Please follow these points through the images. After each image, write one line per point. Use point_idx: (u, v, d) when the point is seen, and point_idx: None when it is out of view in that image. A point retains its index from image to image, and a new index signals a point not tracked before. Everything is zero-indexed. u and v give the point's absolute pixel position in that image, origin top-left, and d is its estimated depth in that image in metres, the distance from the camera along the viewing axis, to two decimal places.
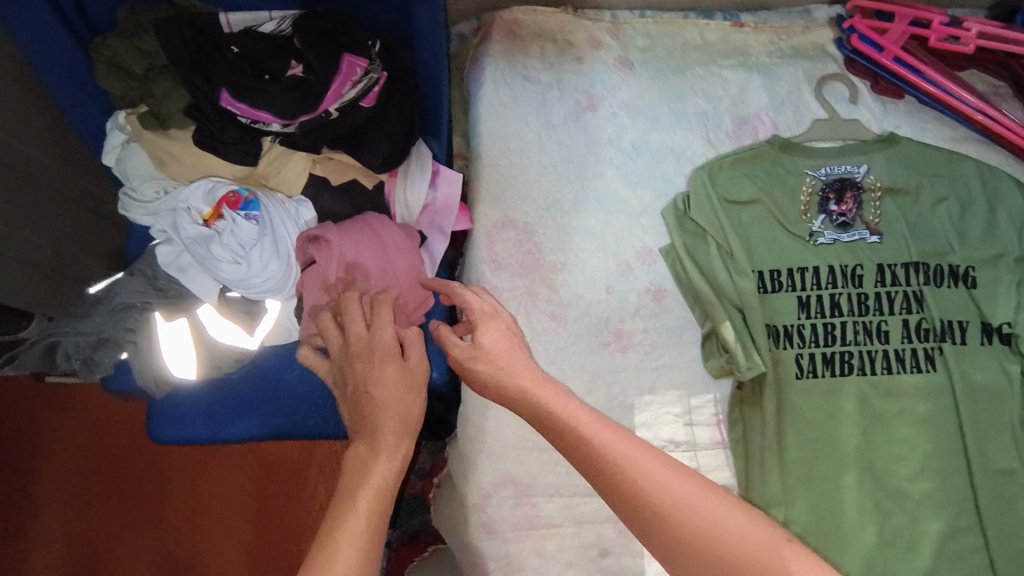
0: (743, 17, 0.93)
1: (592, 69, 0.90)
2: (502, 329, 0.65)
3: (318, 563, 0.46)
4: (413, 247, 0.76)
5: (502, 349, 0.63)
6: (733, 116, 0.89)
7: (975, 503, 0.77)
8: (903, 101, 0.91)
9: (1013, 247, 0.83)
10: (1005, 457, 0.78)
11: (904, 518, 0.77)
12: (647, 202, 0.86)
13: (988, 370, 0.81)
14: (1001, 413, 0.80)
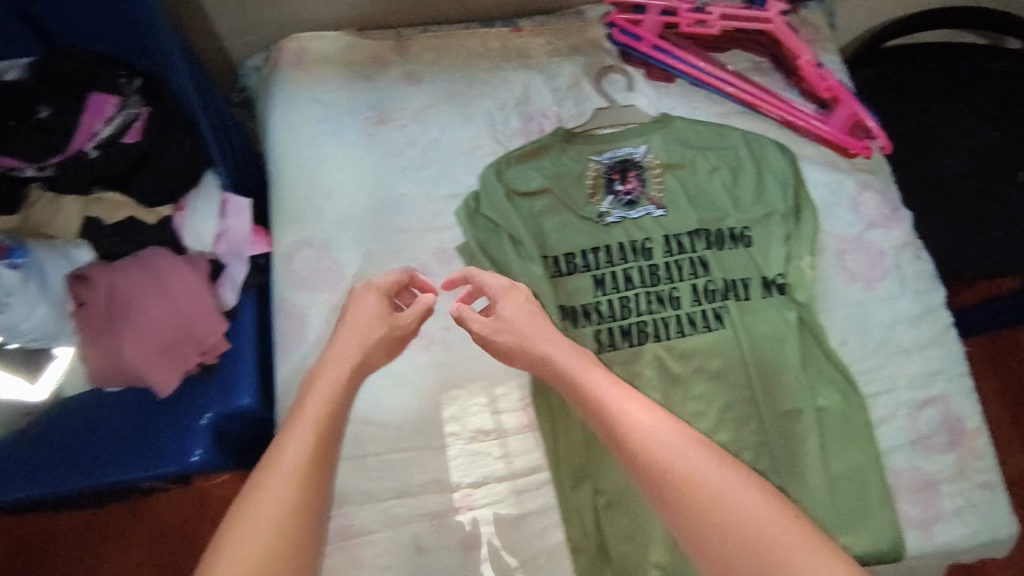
0: (520, 22, 0.98)
1: (379, 85, 0.94)
2: (520, 295, 0.74)
3: (251, 497, 0.56)
4: (194, 276, 0.81)
5: (522, 313, 0.73)
6: (519, 114, 0.94)
7: (768, 445, 0.83)
8: (677, 83, 0.97)
9: (780, 204, 0.91)
10: (791, 399, 0.84)
11: None
12: (444, 207, 0.90)
13: (771, 320, 0.86)
14: (785, 358, 0.85)
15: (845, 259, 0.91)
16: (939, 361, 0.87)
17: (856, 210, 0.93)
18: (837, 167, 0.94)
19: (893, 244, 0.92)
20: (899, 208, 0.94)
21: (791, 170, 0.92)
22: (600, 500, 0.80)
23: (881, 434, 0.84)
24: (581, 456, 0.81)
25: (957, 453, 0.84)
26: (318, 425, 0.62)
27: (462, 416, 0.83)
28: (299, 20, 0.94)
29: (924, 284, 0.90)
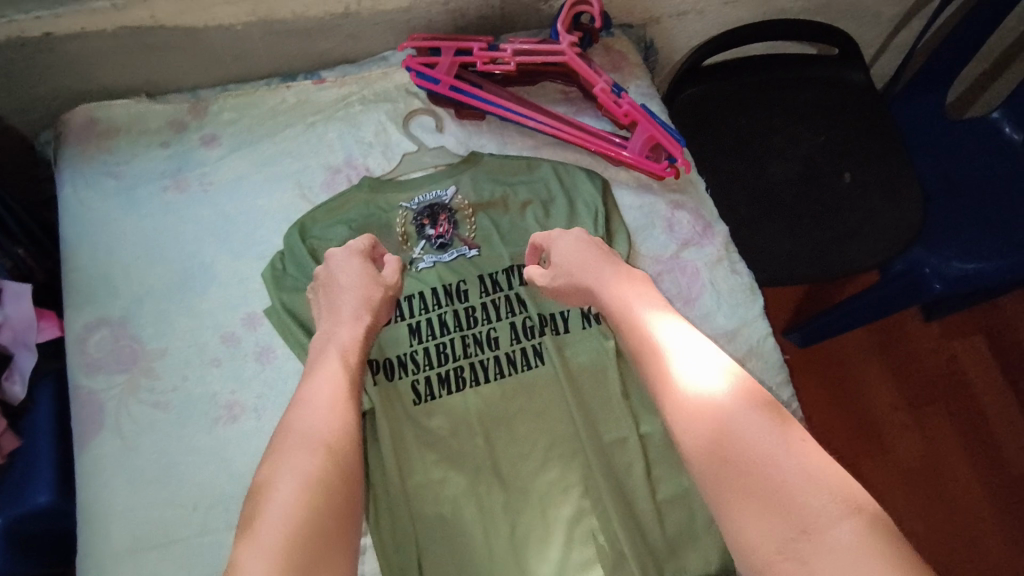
0: (323, 74, 0.97)
1: (177, 152, 0.91)
2: (585, 243, 0.84)
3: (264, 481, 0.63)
4: None
5: (579, 259, 0.82)
6: (325, 168, 0.93)
7: (598, 480, 0.79)
8: (487, 121, 0.98)
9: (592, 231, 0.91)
10: (618, 427, 0.83)
11: (532, 513, 0.79)
12: (251, 270, 0.87)
13: (588, 350, 0.86)
14: (607, 388, 0.84)
15: (662, 280, 0.91)
16: (761, 371, 0.88)
17: (670, 229, 0.94)
18: (648, 189, 0.96)
19: (707, 261, 0.92)
20: (713, 223, 0.95)
21: (599, 197, 0.92)
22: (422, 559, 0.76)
23: None
24: (400, 515, 0.78)
25: None
26: (332, 377, 0.72)
27: None
28: (87, 92, 0.92)
29: (741, 295, 0.91)
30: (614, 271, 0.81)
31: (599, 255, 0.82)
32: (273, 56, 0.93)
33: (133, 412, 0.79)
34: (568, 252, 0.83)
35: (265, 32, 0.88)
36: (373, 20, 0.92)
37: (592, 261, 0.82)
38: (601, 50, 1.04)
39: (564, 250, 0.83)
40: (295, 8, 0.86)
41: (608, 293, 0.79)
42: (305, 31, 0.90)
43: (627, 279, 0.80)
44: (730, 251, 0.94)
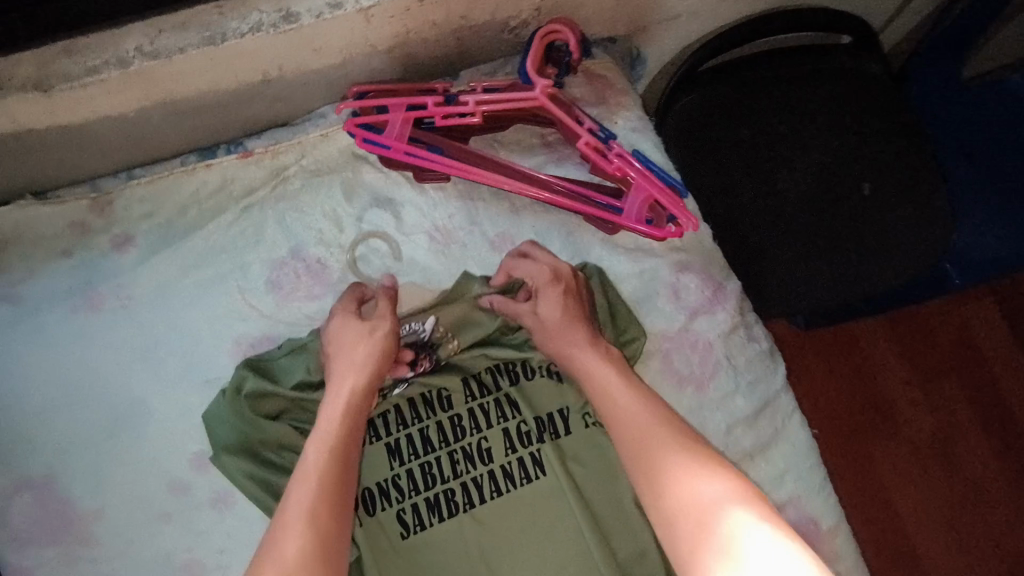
0: (250, 142, 0.80)
1: (84, 262, 0.76)
2: (565, 296, 0.74)
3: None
4: None
5: (555, 324, 0.73)
6: (267, 263, 0.78)
7: None
8: (453, 184, 0.83)
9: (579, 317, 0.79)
10: (634, 540, 0.75)
11: None
12: (194, 401, 0.74)
13: (594, 451, 0.77)
14: (619, 491, 0.76)
15: (670, 359, 0.80)
16: (786, 458, 0.79)
17: (676, 299, 0.82)
18: (648, 251, 0.82)
19: (720, 331, 0.81)
20: (724, 283, 0.83)
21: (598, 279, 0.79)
22: None
23: None
24: None
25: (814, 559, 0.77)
26: (332, 469, 0.62)
27: None
28: None
29: (759, 370, 0.81)
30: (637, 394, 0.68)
31: (576, 312, 0.74)
32: (184, 132, 0.76)
33: None
34: (550, 306, 0.73)
35: (169, 114, 0.71)
36: (303, 81, 0.75)
37: (570, 317, 0.73)
38: (582, 79, 0.88)
39: (606, 386, 0.69)
40: (200, 86, 0.69)
41: (652, 443, 0.64)
42: (220, 106, 0.73)
43: (597, 347, 0.72)
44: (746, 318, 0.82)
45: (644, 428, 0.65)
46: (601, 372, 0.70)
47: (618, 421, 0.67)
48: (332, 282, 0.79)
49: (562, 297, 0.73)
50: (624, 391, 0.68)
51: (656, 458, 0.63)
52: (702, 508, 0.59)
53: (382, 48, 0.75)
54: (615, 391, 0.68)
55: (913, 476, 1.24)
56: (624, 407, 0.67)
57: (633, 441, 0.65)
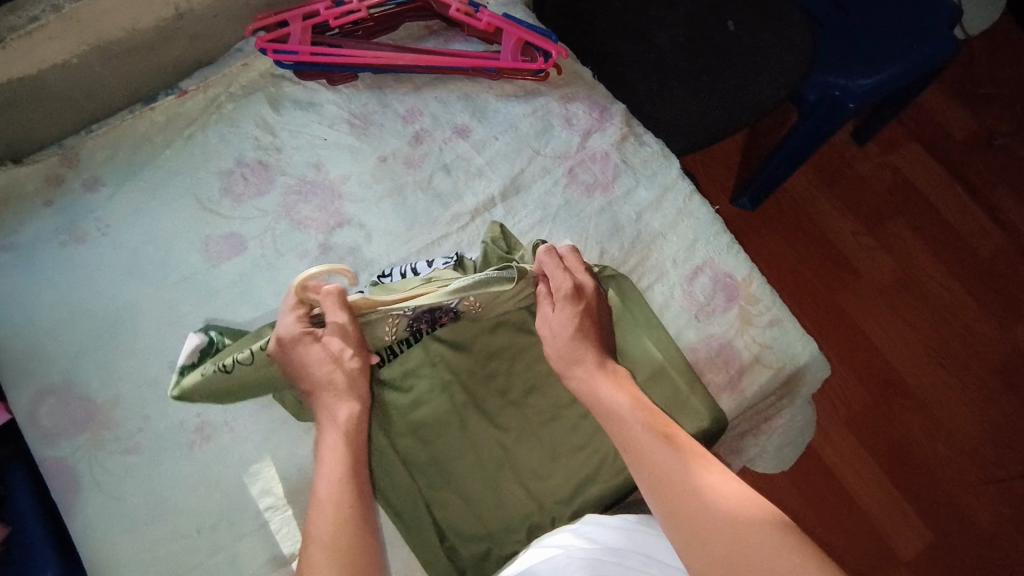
0: (184, 84, 0.95)
1: (64, 205, 0.88)
2: (579, 316, 0.77)
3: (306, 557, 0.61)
4: None
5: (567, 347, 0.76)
6: (218, 174, 0.91)
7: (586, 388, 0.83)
8: (361, 79, 0.96)
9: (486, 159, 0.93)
10: None
11: (540, 439, 0.82)
12: (180, 295, 0.86)
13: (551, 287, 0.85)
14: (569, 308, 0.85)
15: (577, 174, 0.92)
16: (693, 230, 0.90)
17: (569, 125, 0.94)
18: (536, 93, 0.95)
19: (613, 142, 0.93)
20: (609, 105, 0.95)
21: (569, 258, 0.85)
22: (470, 535, 0.78)
23: (667, 320, 0.86)
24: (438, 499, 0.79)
25: (738, 307, 0.87)
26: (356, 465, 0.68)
27: (271, 486, 0.79)
28: None
29: (655, 165, 0.93)
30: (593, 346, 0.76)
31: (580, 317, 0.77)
32: (123, 80, 0.90)
33: (104, 465, 0.78)
34: (562, 320, 0.77)
35: (107, 57, 0.86)
36: (210, 13, 0.90)
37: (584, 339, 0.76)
38: None
39: (601, 392, 0.72)
40: (124, 25, 0.84)
41: (644, 443, 0.67)
42: (146, 45, 0.88)
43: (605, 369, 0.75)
44: (633, 127, 0.94)
45: (630, 426, 0.69)
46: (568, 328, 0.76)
47: (618, 422, 0.70)
48: (274, 177, 0.91)
49: (575, 318, 0.77)
50: (621, 401, 0.71)
51: (645, 455, 0.66)
52: (679, 491, 0.62)
53: None
54: (615, 403, 0.71)
55: (871, 304, 1.73)
56: (621, 418, 0.70)
57: (626, 441, 0.68)
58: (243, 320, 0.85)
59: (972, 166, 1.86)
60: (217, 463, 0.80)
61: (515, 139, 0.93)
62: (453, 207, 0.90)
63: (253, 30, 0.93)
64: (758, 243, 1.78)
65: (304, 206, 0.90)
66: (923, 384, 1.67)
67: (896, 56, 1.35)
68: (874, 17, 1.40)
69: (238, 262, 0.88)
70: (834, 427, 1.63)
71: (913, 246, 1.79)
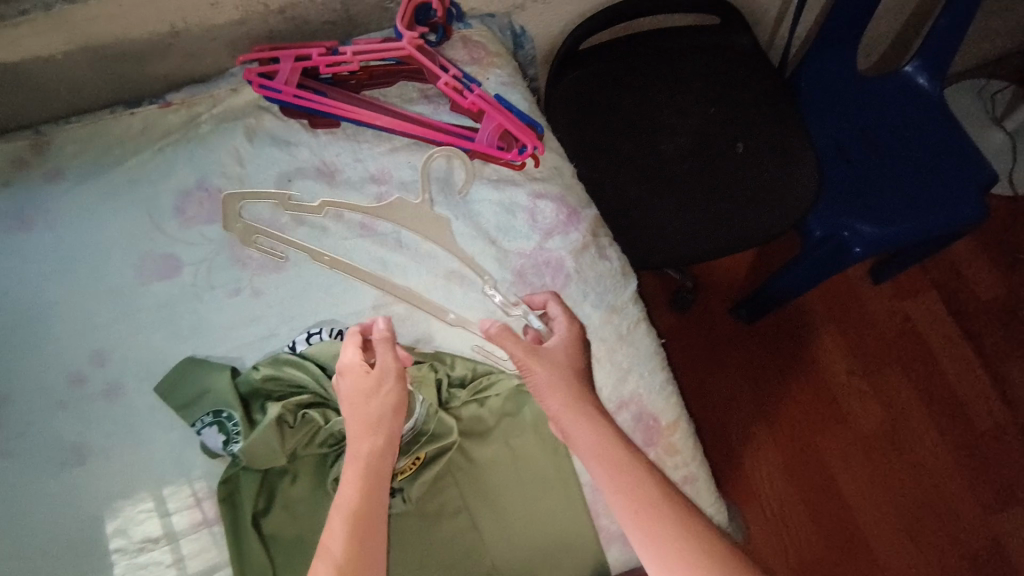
0: (170, 96, 0.95)
1: (20, 190, 0.88)
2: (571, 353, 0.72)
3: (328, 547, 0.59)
4: None
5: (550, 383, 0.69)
6: (175, 193, 0.91)
7: (469, 502, 0.80)
8: (342, 128, 0.95)
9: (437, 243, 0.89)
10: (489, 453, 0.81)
11: (415, 546, 0.78)
12: (100, 306, 0.85)
13: (468, 415, 0.82)
14: (478, 421, 0.82)
15: (525, 275, 0.89)
16: (628, 360, 0.85)
17: (533, 221, 0.90)
18: (509, 181, 0.92)
19: (572, 249, 0.89)
20: (581, 209, 0.92)
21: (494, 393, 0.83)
22: None
23: (575, 452, 0.82)
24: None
25: (654, 452, 0.84)
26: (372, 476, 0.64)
27: (127, 527, 0.76)
28: None
29: (609, 282, 0.89)
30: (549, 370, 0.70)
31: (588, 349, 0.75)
32: (108, 80, 0.91)
33: None
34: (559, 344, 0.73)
35: (94, 60, 0.87)
36: (207, 37, 0.90)
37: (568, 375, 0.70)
38: (459, 43, 1.00)
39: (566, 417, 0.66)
40: (116, 32, 0.84)
41: (656, 511, 0.59)
42: (139, 55, 0.89)
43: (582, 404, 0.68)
44: (600, 237, 0.91)
45: (641, 495, 0.60)
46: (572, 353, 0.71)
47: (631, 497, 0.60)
48: None
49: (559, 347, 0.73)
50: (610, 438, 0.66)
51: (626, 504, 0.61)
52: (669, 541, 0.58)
53: (274, 8, 0.89)
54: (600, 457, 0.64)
55: (852, 456, 1.64)
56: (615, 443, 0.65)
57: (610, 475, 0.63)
58: (152, 346, 0.84)
59: (985, 331, 1.75)
60: (81, 489, 0.77)
61: (473, 225, 0.90)
62: (394, 279, 0.88)
63: (246, 60, 0.93)
64: (748, 368, 1.70)
65: (249, 244, 0.89)
66: (884, 545, 1.57)
67: (912, 214, 1.31)
68: (896, 163, 1.37)
69: (168, 285, 0.86)
70: (784, 552, 1.56)
71: (907, 400, 1.69)
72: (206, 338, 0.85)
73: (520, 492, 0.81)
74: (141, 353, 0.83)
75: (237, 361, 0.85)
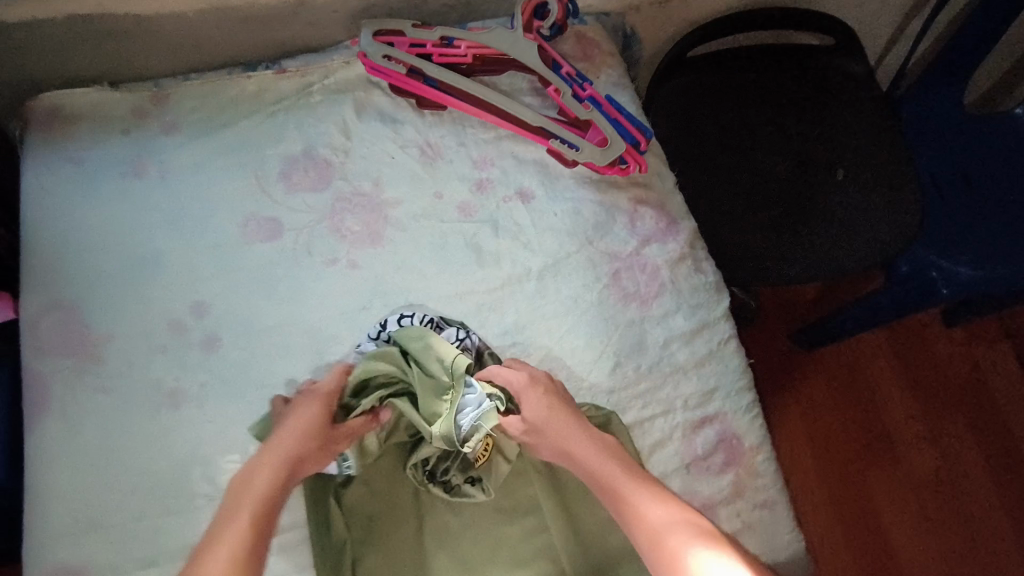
0: (285, 63, 0.97)
1: (139, 139, 0.91)
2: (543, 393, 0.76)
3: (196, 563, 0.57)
4: None
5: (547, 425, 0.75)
6: (282, 158, 0.92)
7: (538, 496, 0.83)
8: (448, 111, 0.95)
9: (533, 236, 0.90)
10: None
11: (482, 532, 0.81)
12: (203, 260, 0.87)
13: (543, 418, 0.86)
14: None
15: (619, 279, 0.88)
16: (716, 377, 0.85)
17: (631, 227, 0.90)
18: (611, 186, 0.92)
19: (669, 259, 0.89)
20: (680, 220, 0.92)
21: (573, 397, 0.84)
22: None
23: (653, 461, 0.81)
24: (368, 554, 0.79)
25: (734, 473, 0.81)
26: (264, 494, 0.63)
27: (215, 476, 0.80)
28: (42, 79, 0.92)
29: (703, 297, 0.89)
30: (571, 418, 0.75)
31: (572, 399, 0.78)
32: (232, 42, 0.94)
33: (77, 395, 0.81)
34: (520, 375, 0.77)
35: (222, 21, 0.90)
36: (332, 9, 0.92)
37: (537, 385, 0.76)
38: (573, 37, 0.99)
39: (592, 459, 0.72)
40: None
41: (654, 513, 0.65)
42: (262, 20, 0.92)
43: (605, 449, 0.72)
44: (696, 247, 0.91)
45: (645, 506, 0.66)
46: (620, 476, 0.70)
47: (620, 502, 0.67)
48: (332, 178, 0.92)
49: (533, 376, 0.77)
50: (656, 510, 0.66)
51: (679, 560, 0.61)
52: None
53: None
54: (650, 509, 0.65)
55: (903, 501, 1.53)
56: (694, 544, 0.62)
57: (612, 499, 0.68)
58: (251, 305, 0.86)
59: None
60: (178, 432, 0.81)
61: (570, 224, 0.90)
62: (487, 267, 0.88)
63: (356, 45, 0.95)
64: (801, 395, 1.61)
65: (349, 217, 0.90)
66: None
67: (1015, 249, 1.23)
68: (1002, 200, 1.29)
69: (268, 248, 0.89)
70: None
71: (968, 456, 1.56)
72: (300, 304, 0.87)
73: (593, 502, 0.83)
74: (239, 309, 0.86)
75: (329, 330, 0.86)
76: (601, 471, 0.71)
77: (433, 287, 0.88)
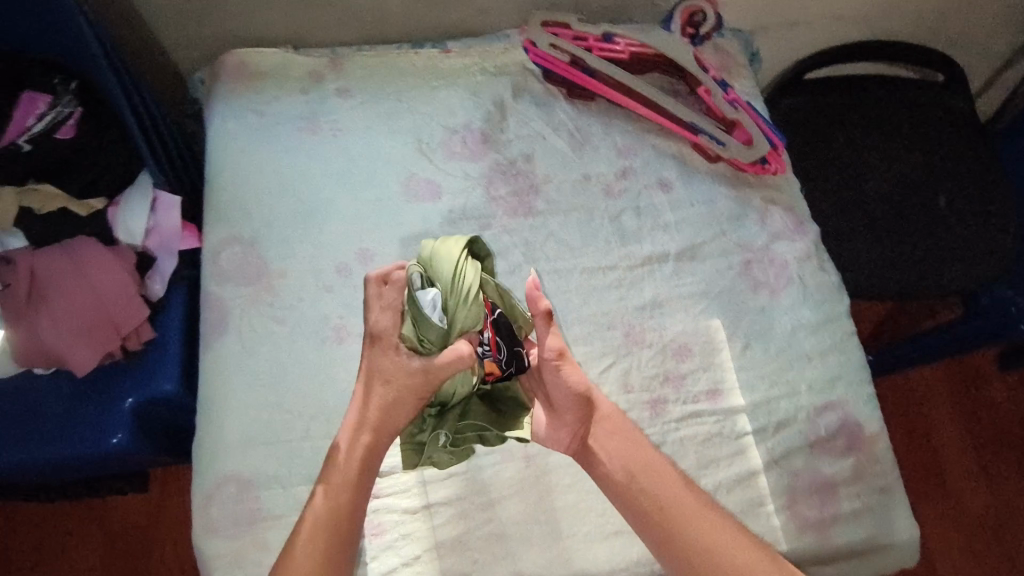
0: (450, 45, 1.07)
1: (315, 99, 1.00)
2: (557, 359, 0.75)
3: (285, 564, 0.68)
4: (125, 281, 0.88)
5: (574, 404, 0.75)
6: (444, 128, 1.00)
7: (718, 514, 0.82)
8: (596, 102, 1.04)
9: (672, 222, 0.97)
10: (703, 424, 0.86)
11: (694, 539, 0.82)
12: (368, 213, 0.95)
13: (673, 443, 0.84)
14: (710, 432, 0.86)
15: (751, 268, 0.95)
16: (838, 366, 0.91)
17: (762, 222, 0.98)
18: (744, 182, 1.01)
19: (796, 255, 0.97)
20: (806, 222, 0.99)
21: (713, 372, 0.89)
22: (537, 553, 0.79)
23: (780, 438, 0.86)
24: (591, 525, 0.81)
25: (854, 457, 0.87)
26: (334, 500, 0.70)
27: None
28: (236, 36, 1.03)
29: (826, 293, 0.95)
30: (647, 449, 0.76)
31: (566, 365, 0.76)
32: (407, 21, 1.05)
33: (254, 319, 0.88)
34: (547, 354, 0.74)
35: None
36: None
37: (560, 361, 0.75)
38: (712, 48, 1.08)
39: (661, 495, 0.73)
40: None
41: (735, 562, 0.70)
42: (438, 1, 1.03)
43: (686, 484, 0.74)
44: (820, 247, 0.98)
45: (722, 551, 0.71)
46: (662, 464, 0.75)
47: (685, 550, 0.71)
48: (488, 151, 0.99)
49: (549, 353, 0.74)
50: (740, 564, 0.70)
51: None
52: None
53: None
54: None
55: (951, 535, 1.54)
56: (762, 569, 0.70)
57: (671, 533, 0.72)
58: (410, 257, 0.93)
59: None
60: (342, 364, 0.87)
61: (707, 216, 0.98)
62: (629, 246, 0.95)
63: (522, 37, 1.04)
64: None
65: (502, 186, 0.98)
66: None
67: None
68: None
69: (427, 208, 0.96)
70: None
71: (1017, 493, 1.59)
72: None
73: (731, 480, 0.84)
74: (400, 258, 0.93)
75: None
76: (676, 508, 0.73)
77: (579, 258, 0.94)
